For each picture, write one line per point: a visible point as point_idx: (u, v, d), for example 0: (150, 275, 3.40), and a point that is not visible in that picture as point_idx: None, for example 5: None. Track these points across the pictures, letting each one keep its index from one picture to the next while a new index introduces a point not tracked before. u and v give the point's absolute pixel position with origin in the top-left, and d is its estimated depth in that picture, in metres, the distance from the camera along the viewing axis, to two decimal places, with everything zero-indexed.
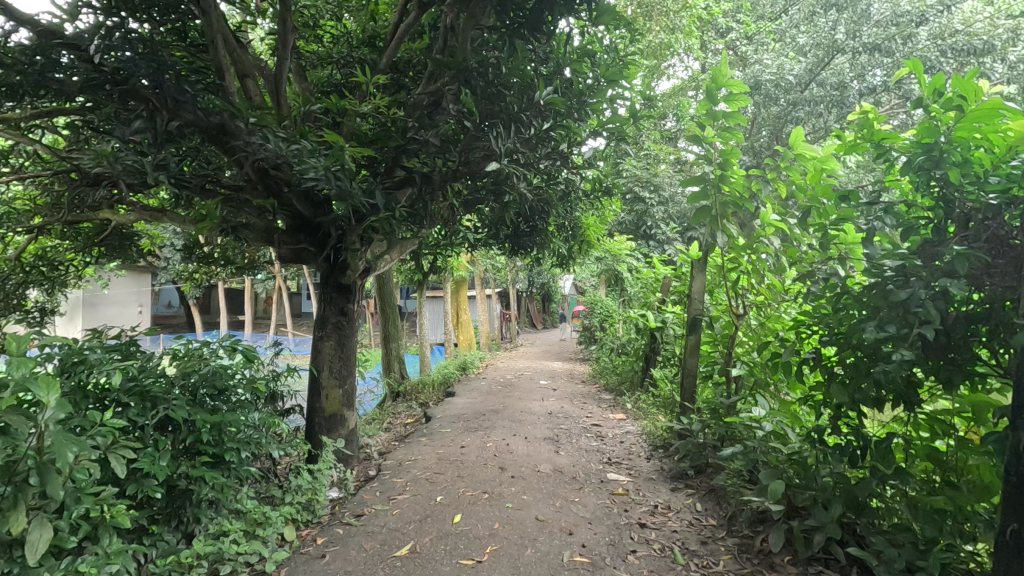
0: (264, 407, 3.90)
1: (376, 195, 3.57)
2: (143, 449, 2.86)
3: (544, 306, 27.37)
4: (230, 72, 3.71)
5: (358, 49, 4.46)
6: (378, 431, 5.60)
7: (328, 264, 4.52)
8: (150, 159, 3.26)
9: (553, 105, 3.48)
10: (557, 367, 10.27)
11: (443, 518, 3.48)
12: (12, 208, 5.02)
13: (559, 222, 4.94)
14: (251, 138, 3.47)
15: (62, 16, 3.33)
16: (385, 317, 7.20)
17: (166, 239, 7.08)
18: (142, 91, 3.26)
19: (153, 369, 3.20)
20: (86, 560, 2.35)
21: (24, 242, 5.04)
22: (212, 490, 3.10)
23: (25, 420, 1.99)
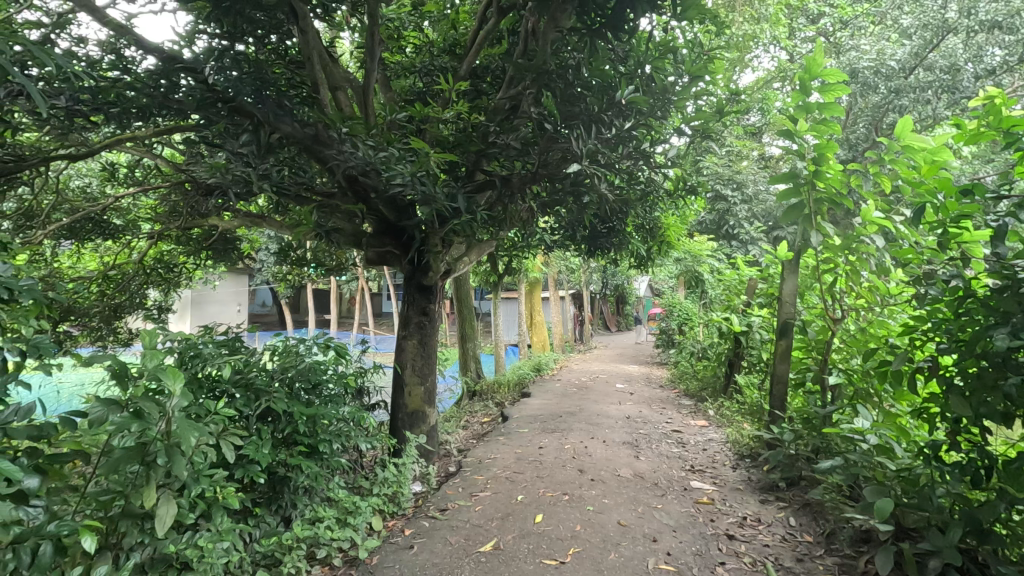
0: (352, 401, 4.12)
1: (458, 198, 3.67)
2: (248, 437, 3.10)
3: (618, 309, 26.86)
4: (324, 86, 3.95)
5: (439, 57, 4.60)
6: (457, 428, 5.75)
7: (411, 266, 4.69)
8: (255, 169, 3.56)
9: (635, 104, 3.42)
10: (633, 371, 10.07)
11: (524, 517, 3.52)
12: (136, 216, 5.60)
13: (638, 223, 4.85)
14: (343, 147, 3.67)
15: (182, 42, 3.67)
16: (462, 317, 7.37)
17: (263, 243, 7.63)
18: (247, 108, 3.53)
19: (256, 363, 3.46)
20: (204, 536, 2.58)
21: (146, 246, 5.61)
22: (308, 478, 3.31)
23: (156, 406, 2.21)
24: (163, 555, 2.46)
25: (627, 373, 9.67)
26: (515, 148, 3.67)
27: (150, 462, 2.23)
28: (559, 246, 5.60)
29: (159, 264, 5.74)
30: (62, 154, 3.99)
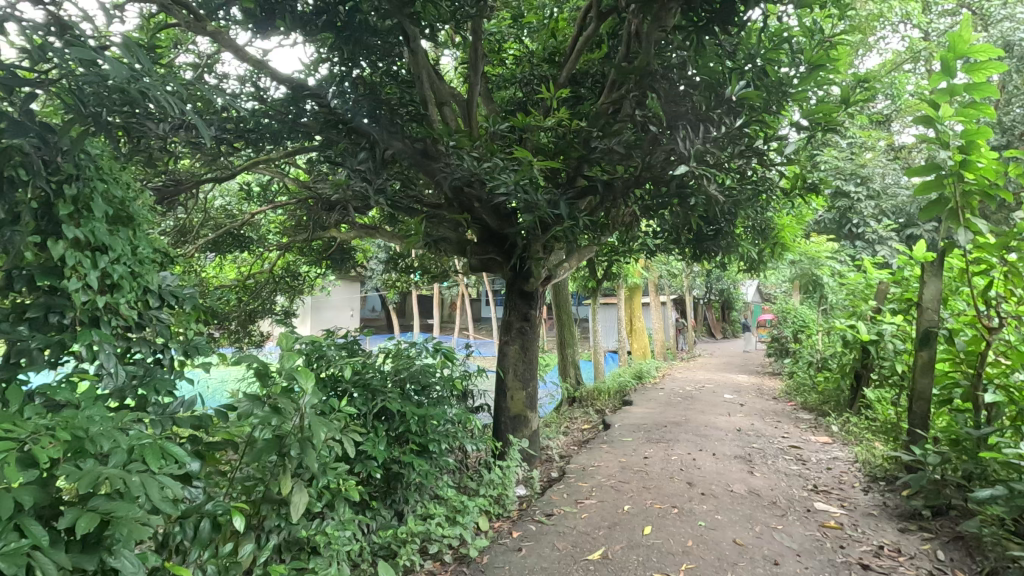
0: (458, 403, 4.27)
1: (560, 205, 3.70)
2: (366, 434, 3.32)
3: (723, 314, 25.45)
4: (432, 103, 4.16)
5: (539, 66, 4.68)
6: (558, 434, 5.76)
7: (513, 273, 4.79)
8: (372, 185, 3.82)
9: (747, 100, 3.25)
10: (741, 381, 9.49)
11: (632, 528, 3.45)
12: (267, 231, 6.23)
13: (750, 225, 4.59)
14: (450, 160, 3.84)
15: (308, 71, 4.05)
16: (561, 323, 7.38)
17: (373, 252, 8.16)
18: (364, 127, 3.80)
19: (373, 365, 3.70)
20: (331, 524, 2.80)
21: (276, 257, 6.21)
22: (419, 476, 3.49)
23: (291, 403, 2.43)
24: (296, 539, 2.70)
25: (735, 383, 9.14)
26: (618, 152, 3.63)
27: (286, 454, 2.45)
28: (662, 250, 5.43)
29: (287, 273, 6.32)
30: (211, 177, 4.53)
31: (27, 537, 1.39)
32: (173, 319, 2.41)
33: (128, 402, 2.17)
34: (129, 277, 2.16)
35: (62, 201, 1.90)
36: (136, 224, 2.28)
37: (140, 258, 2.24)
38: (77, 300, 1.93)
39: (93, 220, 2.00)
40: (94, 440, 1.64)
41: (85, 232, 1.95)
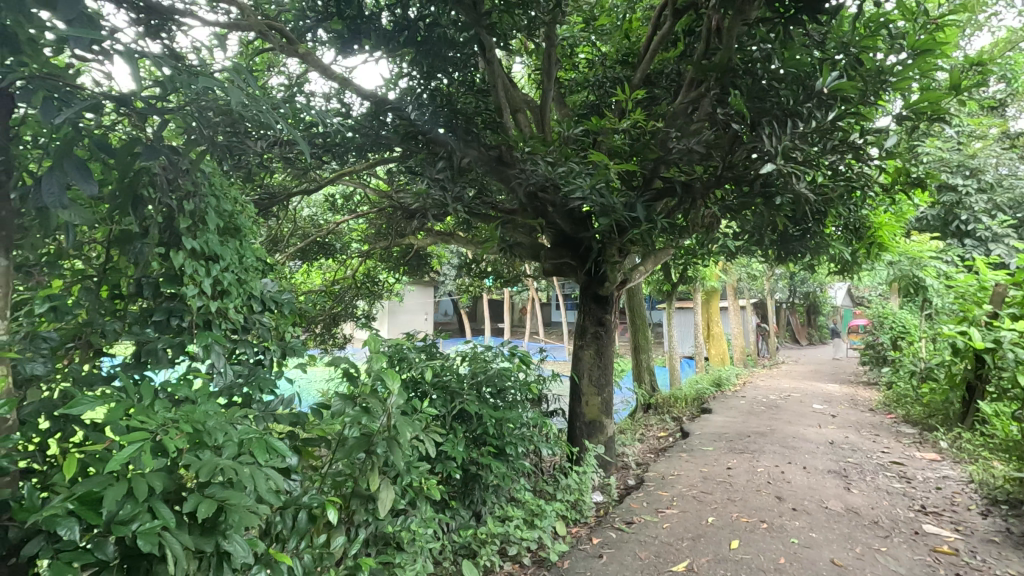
0: (533, 407, 4.29)
1: (637, 208, 3.65)
2: (447, 435, 3.42)
3: (809, 319, 23.94)
4: (507, 110, 4.23)
5: (612, 69, 4.62)
6: (634, 441, 5.65)
7: (587, 277, 4.76)
8: (450, 193, 3.94)
9: (841, 92, 3.06)
10: (832, 391, 8.88)
11: (718, 541, 3.32)
12: (350, 239, 6.55)
13: (842, 224, 4.31)
14: (525, 166, 3.88)
15: (388, 85, 4.24)
16: (635, 328, 7.24)
17: (447, 258, 8.37)
18: (441, 137, 3.91)
19: (451, 367, 3.80)
20: (414, 521, 2.91)
21: (358, 264, 6.52)
22: (496, 478, 3.54)
23: (380, 403, 2.54)
24: (383, 534, 2.82)
25: (825, 393, 8.57)
26: (698, 152, 3.53)
27: (373, 452, 2.56)
28: (744, 252, 5.20)
29: (367, 279, 6.62)
30: (301, 190, 4.84)
31: (157, 518, 1.54)
32: (272, 322, 2.59)
33: (234, 399, 2.35)
34: (236, 284, 2.35)
35: (183, 216, 2.09)
36: (242, 235, 2.48)
37: (245, 266, 2.43)
38: (194, 305, 2.12)
39: (207, 232, 2.20)
40: (211, 433, 1.79)
41: (201, 243, 2.14)
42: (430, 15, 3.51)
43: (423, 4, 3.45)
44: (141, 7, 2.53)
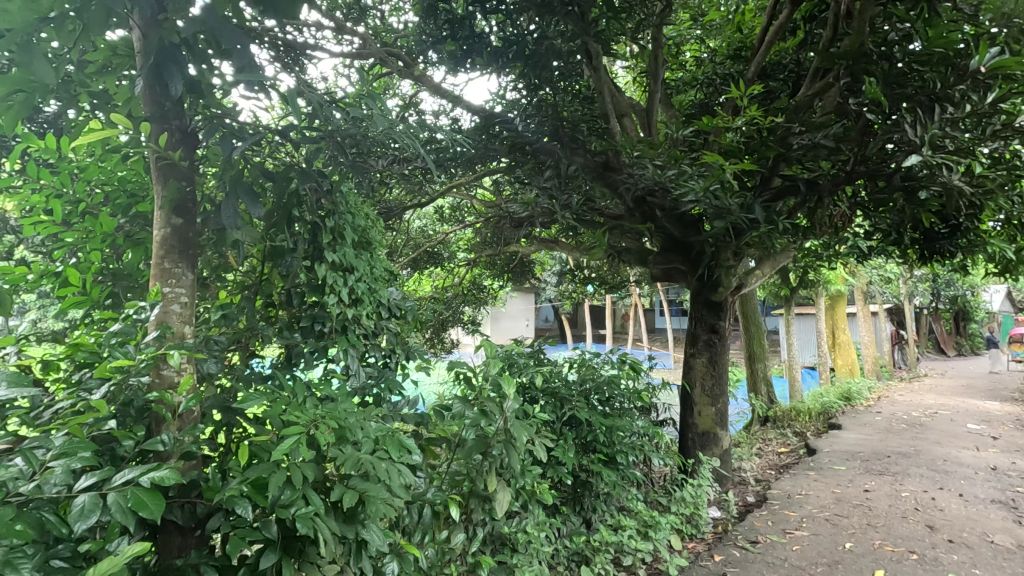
0: (643, 416, 4.19)
1: (756, 209, 3.46)
2: (558, 440, 3.45)
3: (957, 327, 21.12)
4: (614, 115, 4.20)
5: (722, 65, 4.43)
6: (751, 455, 5.32)
7: (699, 283, 4.58)
8: (559, 201, 3.97)
9: (1003, 69, 2.71)
10: (991, 409, 7.78)
11: (859, 570, 3.04)
12: (457, 248, 6.82)
13: (1005, 220, 3.78)
14: (634, 170, 3.82)
15: (496, 98, 4.39)
16: (749, 335, 6.83)
17: (549, 264, 8.43)
18: (548, 146, 3.98)
19: (561, 374, 3.83)
20: (529, 523, 2.98)
21: (465, 272, 6.76)
22: (608, 486, 3.52)
23: (496, 407, 2.61)
24: (499, 534, 2.91)
25: (981, 411, 7.52)
26: (826, 146, 3.29)
27: (490, 453, 2.65)
28: (878, 253, 4.74)
29: (474, 286, 6.84)
30: (414, 203, 5.13)
31: (310, 505, 1.71)
32: (397, 328, 2.78)
33: (366, 399, 2.55)
34: (367, 293, 2.56)
35: (325, 231, 2.31)
36: (372, 248, 2.69)
37: (374, 276, 2.64)
38: (334, 311, 2.33)
39: (344, 245, 2.41)
40: (351, 429, 1.96)
41: (339, 256, 2.35)
42: (538, 28, 3.60)
43: (532, 18, 3.56)
44: (285, 47, 2.84)
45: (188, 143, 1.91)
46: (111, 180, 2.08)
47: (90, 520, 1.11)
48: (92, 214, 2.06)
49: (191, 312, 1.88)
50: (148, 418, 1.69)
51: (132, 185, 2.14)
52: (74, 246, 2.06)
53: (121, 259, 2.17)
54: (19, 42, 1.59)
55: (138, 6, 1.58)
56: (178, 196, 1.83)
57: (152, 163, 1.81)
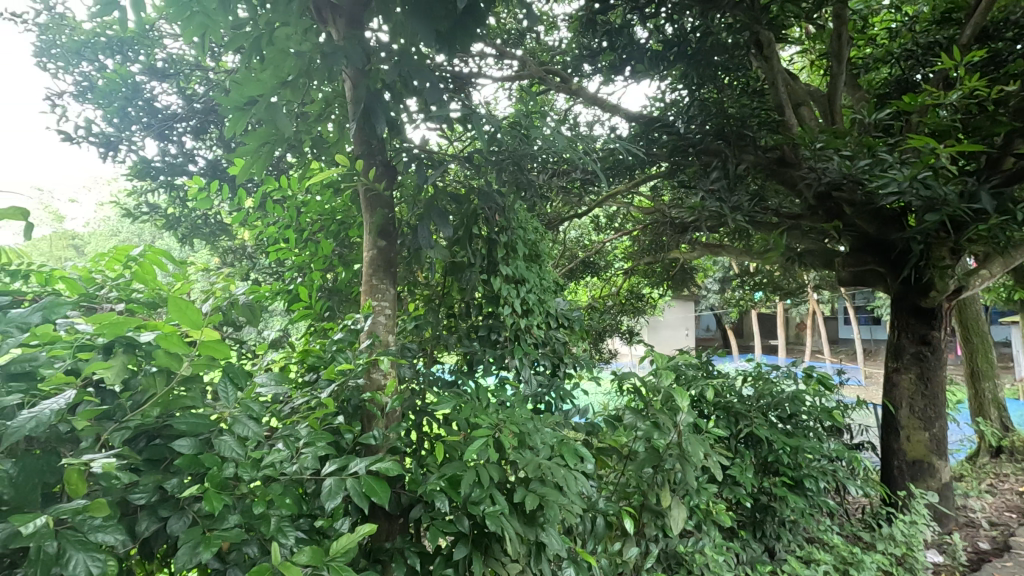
0: (835, 438, 3.72)
1: (982, 197, 2.91)
2: (734, 459, 3.22)
3: None
4: (789, 106, 3.84)
5: (926, 32, 3.81)
6: (982, 493, 4.42)
7: (902, 286, 3.97)
8: (728, 203, 3.72)
9: None
10: None
11: None
12: (614, 257, 6.76)
13: None
14: (817, 164, 3.45)
15: (653, 101, 4.29)
16: (971, 347, 5.71)
17: (713, 270, 7.93)
18: (713, 145, 3.76)
19: (735, 387, 3.57)
20: (706, 545, 2.82)
21: (622, 281, 6.65)
22: (795, 513, 3.19)
23: (669, 420, 2.51)
24: (674, 553, 2.79)
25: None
26: None
27: (662, 468, 2.56)
28: None
29: (631, 295, 6.71)
30: (572, 214, 5.21)
31: (497, 504, 1.83)
32: (565, 337, 2.85)
33: (538, 406, 2.64)
34: (537, 303, 2.66)
35: (500, 247, 2.46)
36: (541, 261, 2.79)
37: (544, 287, 2.74)
38: (509, 321, 2.46)
39: (516, 259, 2.54)
40: (530, 434, 2.06)
41: (512, 269, 2.48)
42: (702, 24, 3.45)
43: (694, 15, 3.43)
44: (458, 79, 3.10)
45: (388, 174, 2.17)
46: (327, 214, 2.44)
47: (336, 500, 1.32)
48: (313, 242, 2.44)
49: (393, 323, 2.13)
50: (362, 415, 1.94)
51: (342, 215, 2.49)
52: (300, 268, 2.46)
53: (334, 278, 2.53)
54: (267, 104, 1.98)
55: (351, 61, 1.88)
56: (383, 222, 2.10)
57: (362, 195, 2.11)
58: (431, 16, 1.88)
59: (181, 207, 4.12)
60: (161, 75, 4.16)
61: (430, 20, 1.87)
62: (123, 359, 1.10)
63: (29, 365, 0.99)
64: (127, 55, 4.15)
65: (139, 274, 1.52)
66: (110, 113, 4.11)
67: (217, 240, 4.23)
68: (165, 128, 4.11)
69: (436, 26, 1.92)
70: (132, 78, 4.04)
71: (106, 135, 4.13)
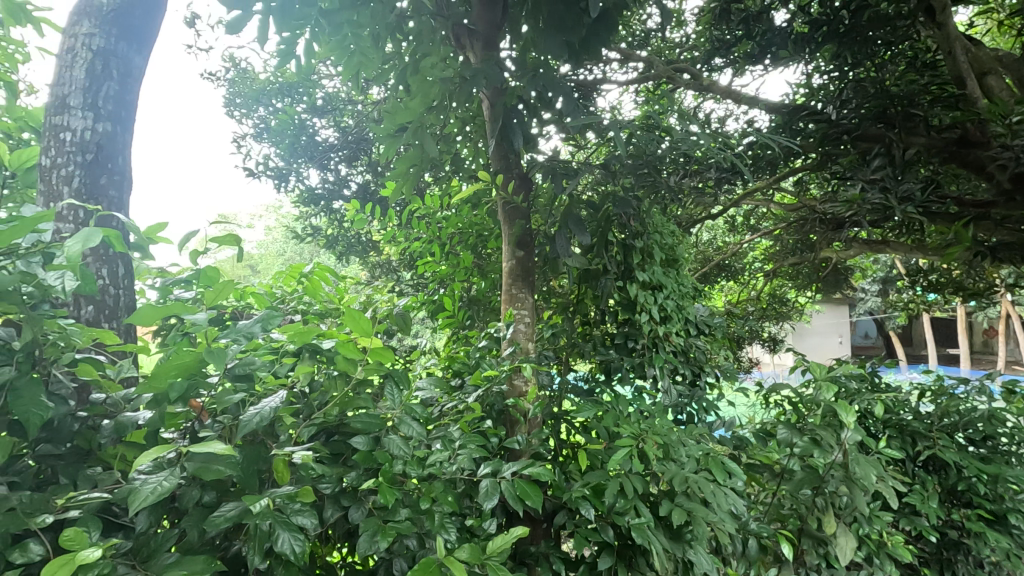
0: None
1: None
2: (912, 485, 2.81)
3: None
4: (972, 76, 3.30)
5: None
6: None
7: None
8: (895, 193, 3.28)
9: None
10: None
11: None
12: (753, 259, 6.29)
13: None
14: (1014, 140, 2.91)
15: (796, 88, 3.95)
16: None
17: (873, 270, 7.04)
18: (873, 130, 3.35)
19: (910, 402, 3.12)
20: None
21: (763, 284, 6.16)
22: (996, 553, 2.70)
23: (833, 437, 2.26)
24: None
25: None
26: None
27: (825, 490, 2.32)
28: None
29: (774, 299, 6.19)
30: (706, 215, 4.95)
31: (642, 516, 1.78)
32: (707, 345, 2.71)
33: (680, 416, 2.53)
34: (675, 310, 2.56)
35: (635, 253, 2.40)
36: (679, 265, 2.68)
37: (682, 293, 2.63)
38: (646, 329, 2.38)
39: (653, 264, 2.46)
40: (675, 446, 1.98)
41: (649, 275, 2.40)
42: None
43: None
44: (585, 87, 3.11)
45: (524, 184, 2.24)
46: (466, 227, 2.57)
47: (493, 500, 1.39)
48: (455, 255, 2.59)
49: (533, 331, 2.15)
50: (506, 420, 2.01)
51: (480, 228, 2.60)
52: (443, 279, 2.62)
53: (473, 288, 2.65)
54: (415, 128, 2.17)
55: (490, 80, 1.98)
56: (521, 234, 2.17)
57: (501, 208, 2.21)
58: (563, 28, 1.94)
59: (338, 228, 4.60)
60: (320, 112, 4.71)
61: (561, 32, 1.94)
62: (309, 363, 1.26)
63: (251, 367, 1.10)
64: (293, 98, 4.76)
65: (309, 287, 1.73)
66: (282, 149, 4.73)
67: (367, 256, 4.65)
68: (324, 158, 4.64)
69: (570, 39, 1.97)
70: (299, 117, 4.63)
71: (280, 168, 4.78)
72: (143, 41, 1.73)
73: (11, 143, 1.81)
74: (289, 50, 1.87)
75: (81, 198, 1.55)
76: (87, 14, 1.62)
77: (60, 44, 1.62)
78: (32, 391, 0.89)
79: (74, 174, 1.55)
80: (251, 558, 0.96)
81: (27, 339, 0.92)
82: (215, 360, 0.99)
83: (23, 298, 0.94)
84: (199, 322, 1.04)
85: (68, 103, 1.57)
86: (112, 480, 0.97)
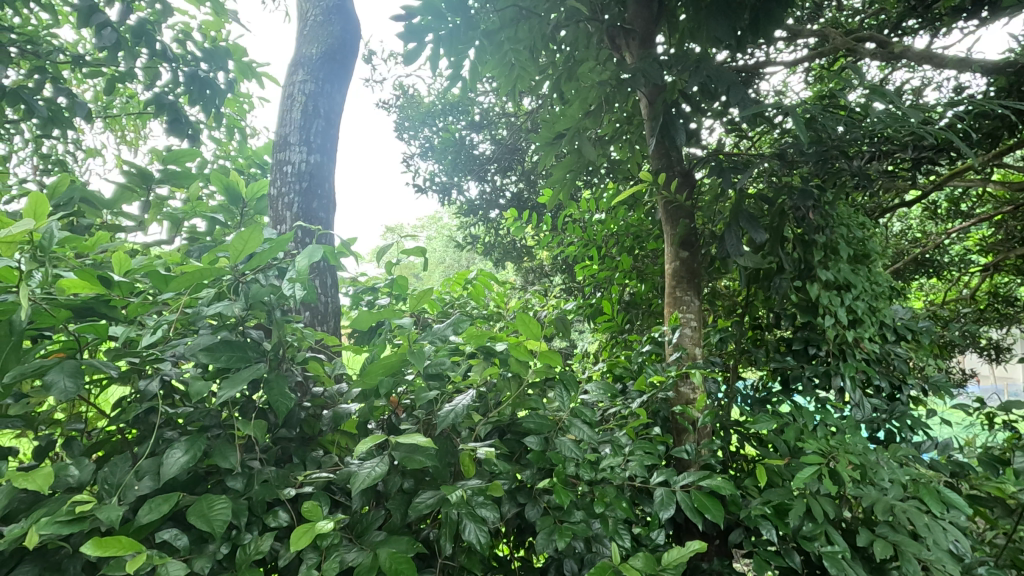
0: None
1: None
2: None
3: None
4: None
5: None
6: None
7: None
8: None
9: None
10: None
11: None
12: (965, 251, 5.28)
13: None
14: None
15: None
16: None
17: None
18: None
19: None
20: None
21: (980, 281, 5.13)
22: None
23: None
24: None
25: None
26: None
27: None
28: None
29: (996, 299, 5.12)
30: (900, 203, 4.27)
31: (835, 544, 1.59)
32: (909, 353, 2.33)
33: (875, 434, 2.20)
34: (868, 312, 2.23)
35: (817, 249, 2.16)
36: (872, 261, 2.35)
37: (877, 293, 2.30)
38: (832, 334, 2.13)
39: (839, 261, 2.19)
40: (874, 468, 1.72)
41: (834, 273, 2.14)
42: None
43: None
44: (748, 73, 2.89)
45: (687, 182, 2.15)
46: (622, 230, 2.52)
47: (671, 511, 1.35)
48: (612, 258, 2.55)
49: (700, 336, 2.06)
50: (672, 426, 1.94)
51: (638, 231, 2.55)
52: (601, 282, 2.60)
53: (631, 292, 2.61)
54: (571, 135, 2.22)
55: (649, 79, 1.91)
56: (685, 234, 2.10)
57: (663, 208, 2.16)
58: (729, 13, 1.80)
59: (496, 234, 4.84)
60: (478, 128, 5.01)
61: (727, 17, 1.80)
62: (485, 364, 1.32)
63: (441, 369, 1.22)
64: (454, 116, 5.14)
65: (476, 293, 1.82)
66: (445, 165, 5.11)
67: (522, 261, 4.81)
68: (482, 170, 4.92)
69: (735, 24, 1.84)
70: (459, 134, 5.00)
71: (443, 183, 5.18)
72: (341, 82, 2.01)
73: (244, 178, 2.20)
74: (456, 73, 2.01)
75: (299, 221, 1.83)
76: (300, 66, 1.94)
77: (283, 94, 1.95)
78: (277, 382, 1.08)
79: (293, 202, 1.83)
80: (444, 544, 1.04)
81: (274, 340, 1.12)
82: (415, 361, 1.11)
83: (270, 307, 1.12)
84: (403, 326, 1.18)
85: (289, 141, 1.88)
86: (334, 462, 1.14)
